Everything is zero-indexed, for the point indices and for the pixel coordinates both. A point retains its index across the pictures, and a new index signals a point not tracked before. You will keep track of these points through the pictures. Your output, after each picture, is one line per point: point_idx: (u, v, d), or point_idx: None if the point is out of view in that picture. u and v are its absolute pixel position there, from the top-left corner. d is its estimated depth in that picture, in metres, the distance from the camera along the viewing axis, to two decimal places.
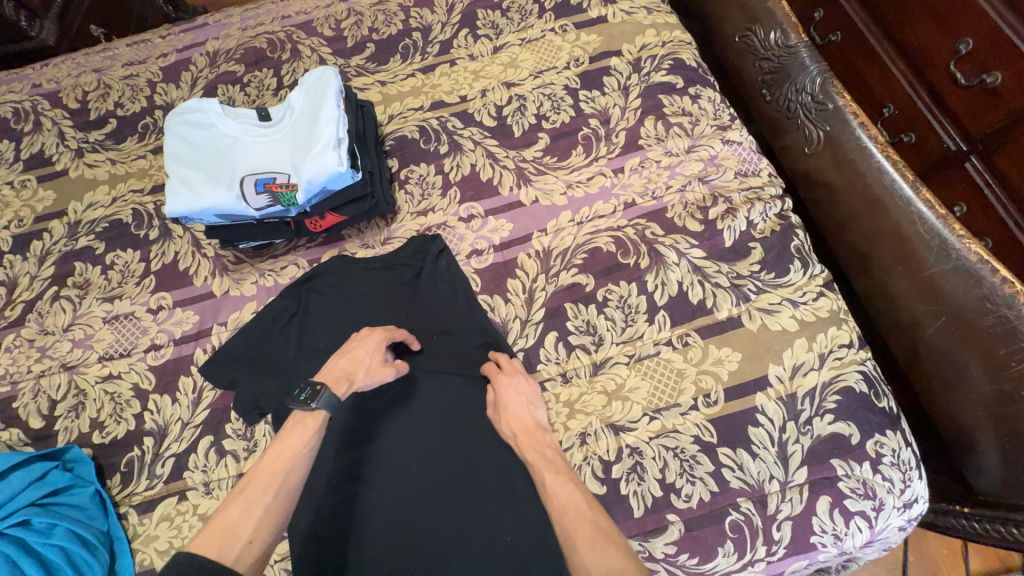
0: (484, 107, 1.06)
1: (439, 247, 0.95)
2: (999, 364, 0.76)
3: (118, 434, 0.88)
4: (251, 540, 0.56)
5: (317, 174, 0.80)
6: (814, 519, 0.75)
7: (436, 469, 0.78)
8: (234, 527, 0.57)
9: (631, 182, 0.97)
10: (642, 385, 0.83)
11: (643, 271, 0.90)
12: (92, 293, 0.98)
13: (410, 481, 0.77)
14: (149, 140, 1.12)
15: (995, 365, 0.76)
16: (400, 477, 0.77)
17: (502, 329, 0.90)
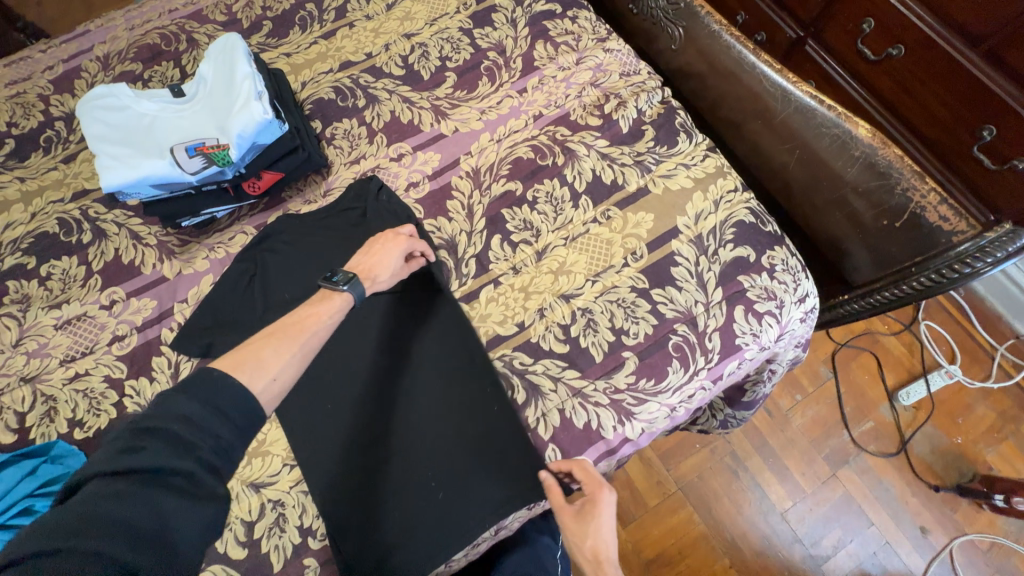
0: (390, 60, 1.15)
1: (378, 184, 1.03)
2: (839, 174, 0.96)
3: (100, 425, 0.88)
4: (274, 378, 0.68)
5: (246, 127, 0.86)
6: (735, 325, 0.92)
7: (409, 400, 0.88)
8: (260, 364, 0.68)
9: (536, 98, 1.09)
10: (580, 258, 0.96)
11: (561, 167, 1.03)
12: (37, 305, 0.97)
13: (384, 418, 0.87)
14: (56, 151, 1.10)
15: (838, 176, 0.96)
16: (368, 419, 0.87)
17: (452, 243, 0.99)
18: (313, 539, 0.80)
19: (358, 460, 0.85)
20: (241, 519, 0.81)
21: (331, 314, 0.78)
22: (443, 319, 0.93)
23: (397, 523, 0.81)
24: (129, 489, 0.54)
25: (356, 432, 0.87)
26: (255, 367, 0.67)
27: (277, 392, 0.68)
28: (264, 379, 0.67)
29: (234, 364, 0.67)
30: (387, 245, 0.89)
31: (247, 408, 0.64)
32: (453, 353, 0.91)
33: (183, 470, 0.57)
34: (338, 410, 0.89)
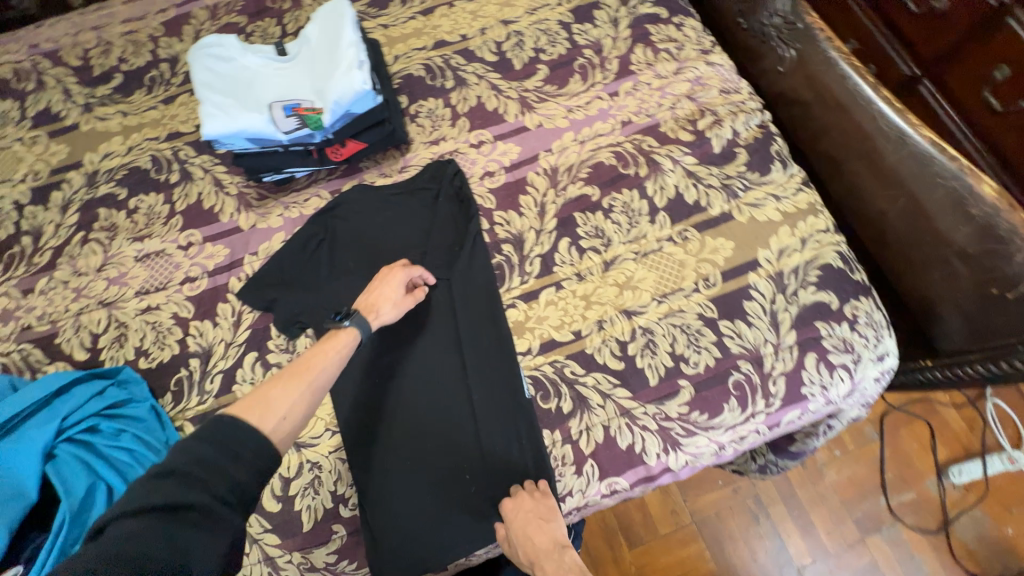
0: (484, 44, 1.13)
1: (454, 170, 1.01)
2: (947, 234, 0.87)
3: (164, 359, 0.92)
4: (285, 416, 0.65)
5: (343, 95, 0.86)
6: (804, 373, 0.86)
7: (440, 396, 0.87)
8: (269, 405, 0.65)
9: (627, 103, 1.06)
10: (649, 275, 0.93)
11: (643, 179, 0.99)
12: (122, 235, 1.02)
13: (400, 415, 0.87)
14: (158, 92, 1.15)
15: (945, 236, 0.88)
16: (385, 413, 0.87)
17: (519, 238, 0.97)
18: (344, 508, 0.82)
19: (384, 446, 0.85)
20: (279, 473, 0.84)
21: (336, 353, 0.75)
22: (481, 318, 0.92)
23: (417, 515, 0.82)
24: (145, 524, 0.51)
25: (386, 418, 0.86)
26: (262, 411, 0.63)
27: (287, 433, 0.65)
28: (273, 419, 0.64)
29: (246, 406, 0.64)
30: (383, 281, 0.86)
31: (259, 448, 0.60)
32: (485, 351, 0.90)
33: (197, 504, 0.54)
34: (370, 391, 0.88)
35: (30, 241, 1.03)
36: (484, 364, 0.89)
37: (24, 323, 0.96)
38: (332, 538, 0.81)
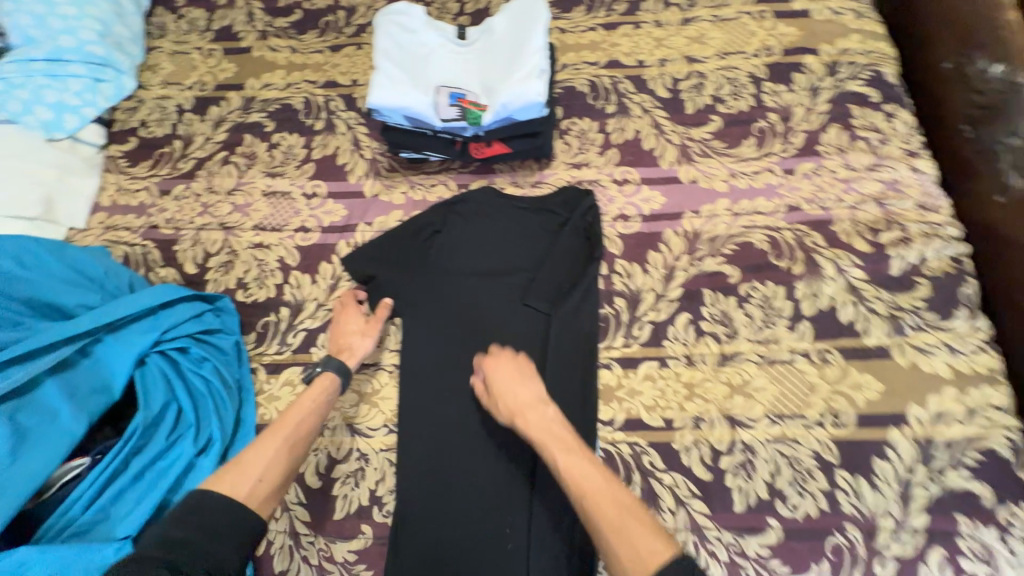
0: (660, 77, 1.05)
1: (590, 203, 0.94)
2: None
3: (259, 297, 0.94)
4: (261, 478, 0.63)
5: (514, 100, 0.82)
6: (923, 568, 0.71)
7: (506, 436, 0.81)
8: (243, 465, 0.64)
9: (801, 186, 0.93)
10: (769, 387, 0.81)
11: (794, 277, 0.87)
12: (258, 166, 1.05)
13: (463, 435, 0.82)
14: (329, 37, 1.17)
15: None
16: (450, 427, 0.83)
17: (635, 296, 0.89)
18: (378, 511, 0.79)
19: (436, 465, 0.81)
20: (328, 451, 0.83)
21: (317, 399, 0.74)
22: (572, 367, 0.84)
23: (447, 548, 0.77)
24: None
25: (446, 437, 0.82)
26: (236, 473, 0.63)
27: (268, 494, 0.63)
28: (247, 483, 0.62)
29: (218, 471, 0.63)
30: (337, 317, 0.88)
31: (234, 518, 0.59)
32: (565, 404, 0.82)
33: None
34: (439, 404, 0.84)
35: (180, 146, 1.08)
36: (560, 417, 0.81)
37: (153, 221, 1.01)
38: (357, 538, 0.78)
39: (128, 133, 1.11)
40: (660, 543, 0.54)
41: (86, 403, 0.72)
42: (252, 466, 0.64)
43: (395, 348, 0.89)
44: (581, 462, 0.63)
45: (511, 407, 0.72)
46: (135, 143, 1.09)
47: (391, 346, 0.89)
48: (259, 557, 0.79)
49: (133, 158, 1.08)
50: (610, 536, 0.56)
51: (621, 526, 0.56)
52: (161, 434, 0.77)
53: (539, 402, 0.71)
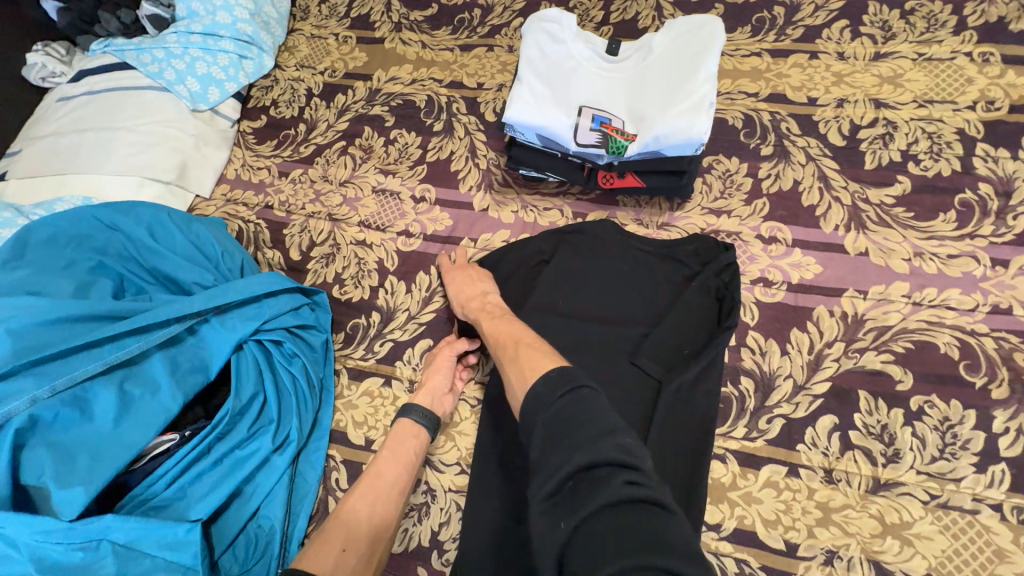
0: (835, 120, 0.87)
1: (729, 261, 0.80)
2: None
3: (353, 297, 0.91)
4: (345, 548, 0.61)
5: (671, 134, 0.71)
6: None
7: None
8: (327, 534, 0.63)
9: (1016, 285, 0.72)
10: (936, 537, 0.63)
11: (992, 402, 0.67)
12: (372, 161, 1.03)
13: None
14: (460, 35, 1.12)
15: None
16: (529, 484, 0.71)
17: (767, 380, 0.75)
18: (436, 557, 0.73)
19: (508, 527, 0.69)
20: None
21: (391, 446, 0.73)
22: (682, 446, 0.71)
23: None
24: None
25: (524, 497, 0.70)
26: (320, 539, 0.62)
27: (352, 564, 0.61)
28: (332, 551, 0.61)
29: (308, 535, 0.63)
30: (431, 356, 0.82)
31: None
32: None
33: None
34: (518, 459, 0.73)
35: (303, 130, 1.09)
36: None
37: (269, 202, 1.03)
38: None
39: (259, 110, 1.14)
40: (544, 362, 0.58)
41: (184, 382, 0.72)
42: (341, 521, 0.64)
43: (480, 380, 0.82)
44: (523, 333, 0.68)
45: (459, 299, 0.79)
46: (264, 121, 1.12)
47: (476, 376, 0.83)
48: None
49: (261, 136, 1.10)
50: (508, 367, 0.62)
51: (516, 355, 0.62)
52: (244, 423, 0.76)
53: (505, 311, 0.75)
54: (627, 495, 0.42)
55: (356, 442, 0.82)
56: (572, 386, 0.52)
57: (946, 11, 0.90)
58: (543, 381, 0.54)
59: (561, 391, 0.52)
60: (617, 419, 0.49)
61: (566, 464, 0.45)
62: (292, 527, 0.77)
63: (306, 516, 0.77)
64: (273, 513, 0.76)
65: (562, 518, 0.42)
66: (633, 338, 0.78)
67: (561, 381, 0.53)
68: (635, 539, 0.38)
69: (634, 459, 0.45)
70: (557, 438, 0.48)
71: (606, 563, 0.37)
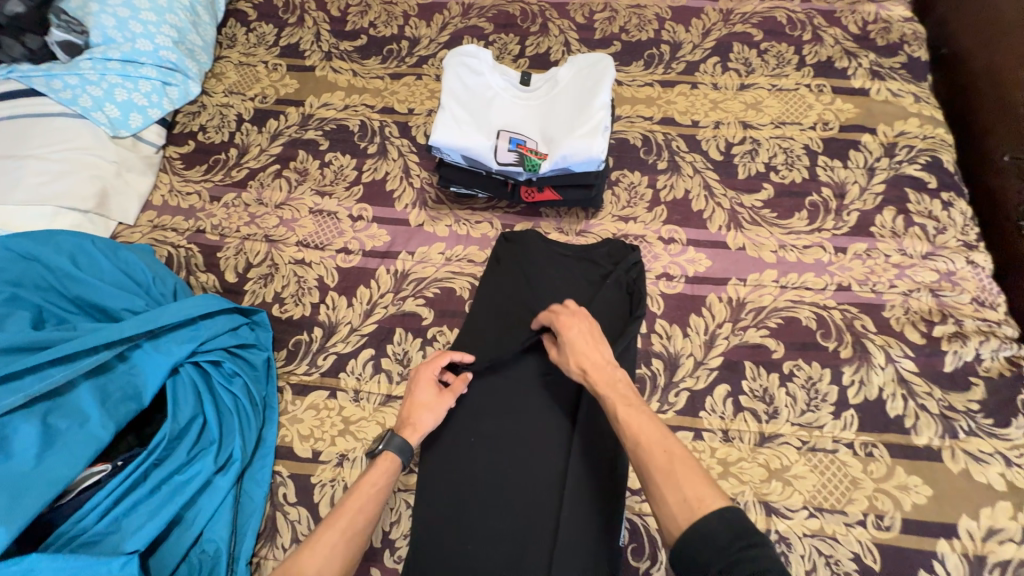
0: (714, 139, 1.04)
1: (636, 259, 0.92)
2: None
3: (294, 315, 0.94)
4: None
5: (574, 152, 0.82)
6: None
7: (529, 494, 0.76)
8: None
9: (852, 266, 0.91)
10: (809, 475, 0.77)
11: (841, 360, 0.84)
12: (308, 182, 1.06)
13: (484, 486, 0.77)
14: (390, 65, 1.20)
15: None
16: (474, 476, 0.78)
17: (673, 360, 0.87)
18: (389, 555, 0.77)
19: (457, 517, 0.75)
20: (345, 483, 0.81)
21: (375, 482, 0.70)
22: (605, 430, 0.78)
23: None
24: None
25: (471, 487, 0.77)
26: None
27: None
28: None
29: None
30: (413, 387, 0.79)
31: None
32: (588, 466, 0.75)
33: None
34: (463, 452, 0.79)
35: (235, 154, 1.11)
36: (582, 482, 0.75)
37: (200, 226, 1.03)
38: None
39: (187, 136, 1.13)
40: (710, 492, 0.53)
41: (115, 410, 0.71)
42: (302, 566, 0.60)
43: None
44: (641, 417, 0.62)
45: (582, 363, 0.71)
46: (192, 147, 1.12)
47: None
48: None
49: (189, 162, 1.10)
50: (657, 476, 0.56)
51: (671, 468, 0.56)
52: (183, 447, 0.76)
53: (609, 364, 0.70)
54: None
55: (302, 456, 0.83)
56: (752, 535, 0.49)
57: (790, 51, 1.12)
58: (718, 518, 0.51)
59: (743, 543, 0.49)
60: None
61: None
62: (238, 548, 0.76)
63: (253, 534, 0.77)
64: (218, 534, 0.75)
65: None
66: None
67: (735, 534, 0.49)
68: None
69: None
70: None
71: None
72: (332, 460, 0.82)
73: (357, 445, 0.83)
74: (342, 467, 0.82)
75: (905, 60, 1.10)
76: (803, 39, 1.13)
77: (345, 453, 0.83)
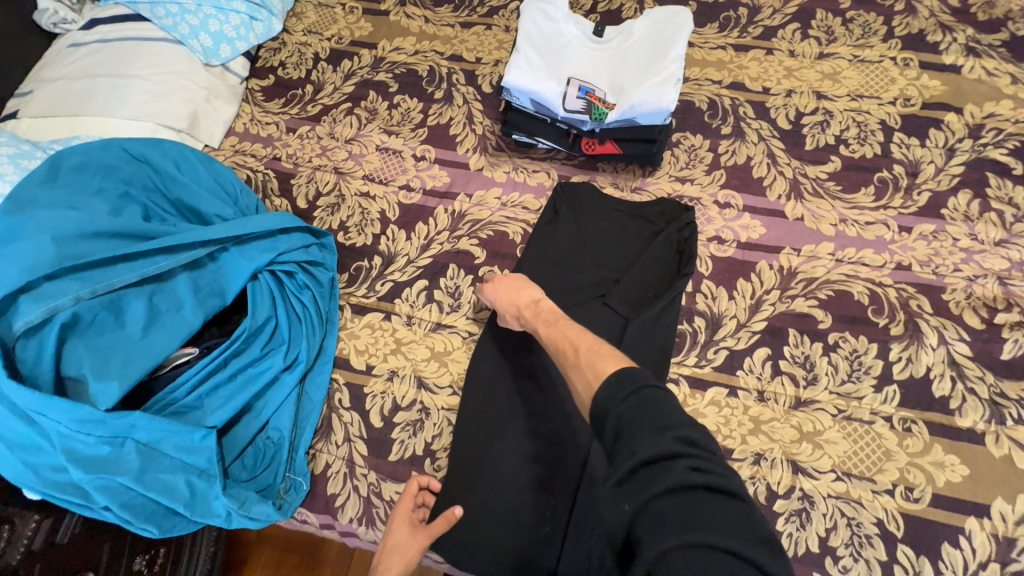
0: (784, 107, 1.02)
1: (690, 219, 0.93)
2: None
3: (357, 243, 1.00)
4: None
5: (643, 103, 0.84)
6: None
7: (563, 426, 0.81)
8: None
9: (916, 246, 0.89)
10: (841, 442, 0.78)
11: (891, 337, 0.83)
12: (376, 121, 1.11)
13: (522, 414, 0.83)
14: (461, 13, 1.22)
15: None
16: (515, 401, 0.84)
17: (716, 320, 0.88)
18: (429, 464, 0.84)
19: (495, 437, 0.82)
20: (394, 397, 0.88)
21: None
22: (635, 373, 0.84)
23: (487, 522, 0.78)
24: None
25: (510, 413, 0.83)
26: None
27: None
28: None
29: None
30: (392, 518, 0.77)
31: None
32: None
33: None
34: (508, 383, 0.85)
35: (311, 90, 1.17)
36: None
37: (276, 154, 1.10)
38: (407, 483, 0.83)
39: (268, 70, 1.20)
40: (608, 367, 0.62)
41: (205, 302, 0.80)
42: None
43: (470, 315, 0.93)
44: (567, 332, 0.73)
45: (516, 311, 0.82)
46: (272, 81, 1.19)
47: (466, 311, 0.93)
48: (316, 475, 0.85)
49: (269, 94, 1.17)
50: (573, 374, 0.66)
51: (579, 363, 0.66)
52: (258, 344, 0.85)
53: (537, 303, 0.81)
54: (692, 482, 0.48)
55: (357, 367, 0.91)
56: (635, 381, 0.57)
57: (878, 22, 1.06)
58: (608, 384, 0.58)
59: (632, 387, 0.56)
60: (683, 415, 0.54)
61: (630, 458, 0.50)
62: (296, 439, 0.86)
63: (311, 429, 0.86)
64: (281, 424, 0.85)
65: (626, 501, 0.49)
66: (605, 283, 0.91)
67: (627, 382, 0.57)
68: (712, 522, 0.45)
69: (696, 449, 0.51)
70: (625, 433, 0.53)
71: (673, 539, 0.44)
72: (383, 375, 0.90)
73: (407, 364, 0.90)
74: (392, 381, 0.89)
75: (1007, 38, 1.02)
76: (894, 9, 1.07)
77: (396, 370, 0.90)
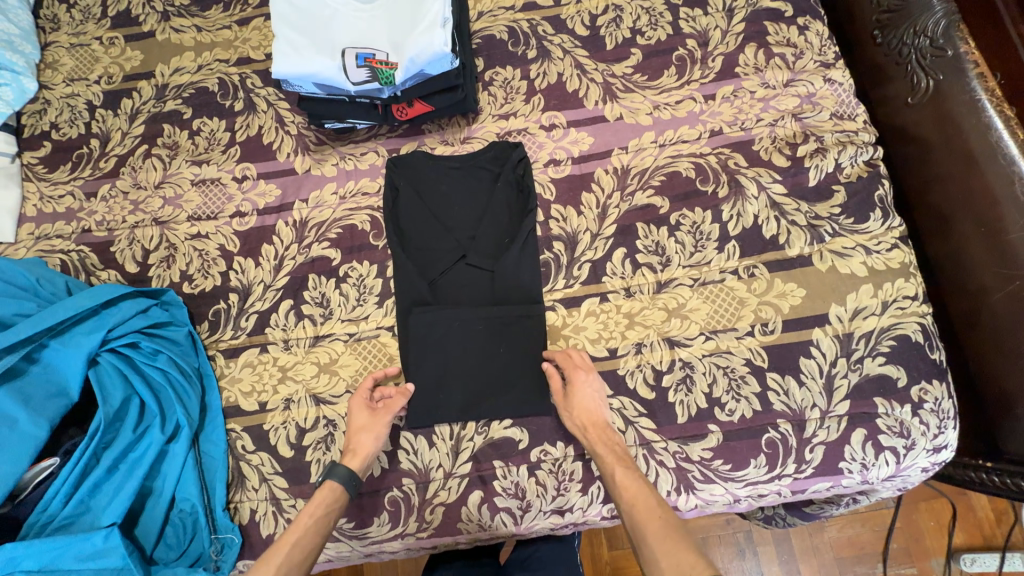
0: (578, 14, 1.02)
1: (520, 155, 0.95)
2: None
3: (206, 287, 0.94)
4: None
5: (421, 53, 0.83)
6: (847, 447, 0.80)
7: (481, 369, 0.86)
8: None
9: (722, 110, 0.95)
10: (702, 306, 0.86)
11: (720, 200, 0.90)
12: (181, 155, 1.02)
13: (435, 376, 0.86)
14: (234, 11, 1.11)
15: None
16: (427, 366, 0.86)
17: (572, 239, 0.91)
18: None
19: (423, 400, 0.85)
20: (297, 422, 0.87)
21: (313, 514, 0.72)
22: (516, 310, 0.87)
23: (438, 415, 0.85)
24: None
25: (428, 378, 0.86)
26: None
27: None
28: None
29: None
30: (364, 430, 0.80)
31: None
32: (517, 341, 0.87)
33: None
34: (415, 358, 0.87)
35: (97, 145, 1.04)
36: (517, 347, 0.87)
37: (85, 226, 0.99)
38: None
39: (40, 138, 1.06)
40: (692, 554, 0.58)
41: (44, 408, 0.74)
42: None
43: (345, 318, 0.91)
44: (637, 486, 0.70)
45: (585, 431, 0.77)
46: (49, 148, 1.05)
47: (341, 315, 0.91)
48: (246, 525, 0.84)
49: (51, 164, 1.04)
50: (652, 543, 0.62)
51: (663, 533, 0.62)
52: (127, 427, 0.80)
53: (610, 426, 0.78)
54: None
55: (250, 410, 0.88)
56: None
57: None
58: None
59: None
60: None
61: None
62: (213, 500, 0.83)
63: (222, 484, 0.83)
64: (189, 493, 0.81)
65: None
66: (465, 242, 0.92)
67: None
68: None
69: None
70: None
71: None
72: (279, 406, 0.87)
73: (299, 387, 0.88)
74: (290, 409, 0.87)
75: None
76: None
77: (290, 397, 0.88)
